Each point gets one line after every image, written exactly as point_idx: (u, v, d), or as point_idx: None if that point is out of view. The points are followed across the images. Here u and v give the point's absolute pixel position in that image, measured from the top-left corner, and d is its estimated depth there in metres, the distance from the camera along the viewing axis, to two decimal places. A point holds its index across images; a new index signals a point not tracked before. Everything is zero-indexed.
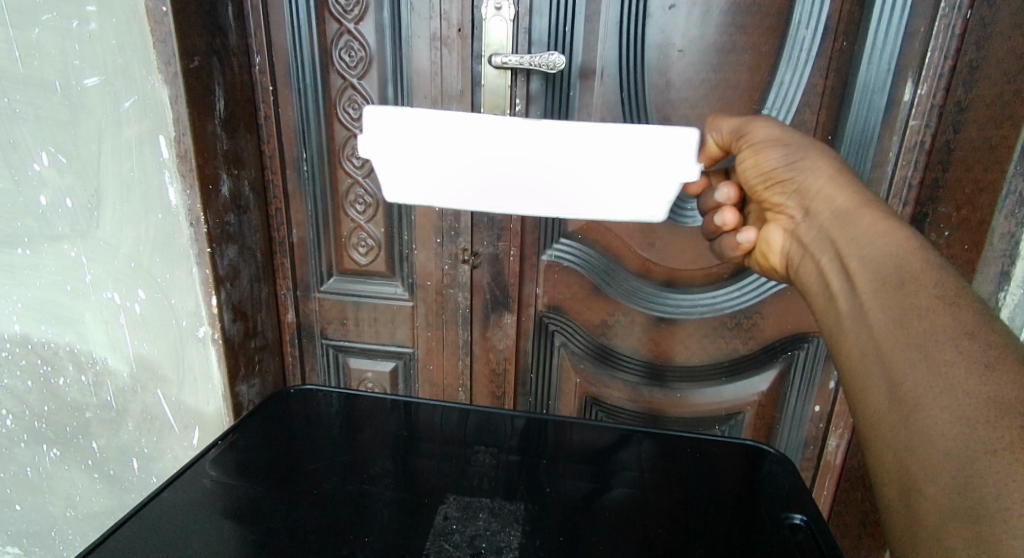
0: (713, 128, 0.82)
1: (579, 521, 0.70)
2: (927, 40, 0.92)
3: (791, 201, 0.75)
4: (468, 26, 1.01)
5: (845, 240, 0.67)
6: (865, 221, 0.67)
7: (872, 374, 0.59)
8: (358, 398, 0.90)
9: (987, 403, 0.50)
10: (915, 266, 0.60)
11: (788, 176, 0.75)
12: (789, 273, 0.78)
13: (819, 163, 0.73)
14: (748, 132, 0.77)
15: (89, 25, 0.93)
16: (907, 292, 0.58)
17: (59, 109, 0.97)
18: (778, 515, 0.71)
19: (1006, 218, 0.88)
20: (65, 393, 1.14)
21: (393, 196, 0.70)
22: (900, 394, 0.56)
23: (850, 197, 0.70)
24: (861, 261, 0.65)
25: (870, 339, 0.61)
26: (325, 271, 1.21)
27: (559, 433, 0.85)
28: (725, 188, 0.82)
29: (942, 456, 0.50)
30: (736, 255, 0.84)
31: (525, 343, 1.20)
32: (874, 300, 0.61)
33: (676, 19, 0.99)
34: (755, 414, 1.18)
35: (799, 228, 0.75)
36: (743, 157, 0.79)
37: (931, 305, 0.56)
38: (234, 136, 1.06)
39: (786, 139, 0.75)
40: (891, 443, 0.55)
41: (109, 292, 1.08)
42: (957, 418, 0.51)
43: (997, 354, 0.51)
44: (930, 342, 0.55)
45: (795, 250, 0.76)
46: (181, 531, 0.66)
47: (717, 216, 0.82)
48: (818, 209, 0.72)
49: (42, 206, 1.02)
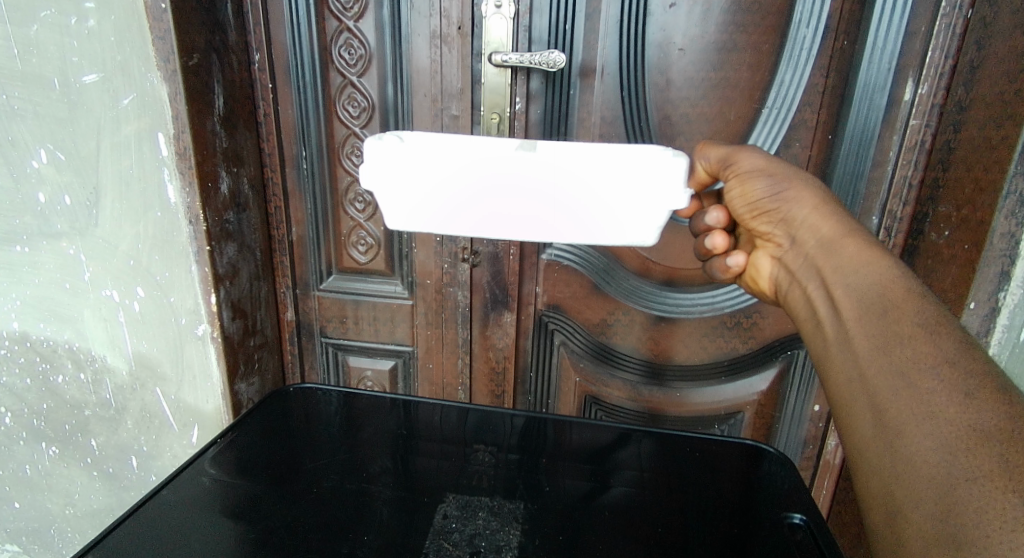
0: (701, 156, 0.80)
1: (579, 521, 0.69)
2: (927, 39, 0.92)
3: (778, 230, 0.75)
4: (468, 24, 1.01)
5: (830, 268, 0.68)
6: (850, 250, 0.67)
7: (856, 400, 0.60)
8: (358, 396, 0.90)
9: (967, 431, 0.50)
10: (898, 295, 0.61)
11: (773, 206, 0.74)
12: (778, 298, 0.78)
13: (803, 194, 0.72)
14: (735, 162, 0.75)
15: (88, 21, 0.93)
16: (890, 321, 0.59)
17: (57, 106, 0.97)
18: (778, 515, 0.71)
19: (1006, 218, 0.85)
20: (63, 391, 1.14)
21: (388, 212, 0.67)
22: (884, 420, 0.56)
23: (834, 226, 0.70)
24: (846, 289, 0.65)
25: (855, 368, 0.61)
26: (325, 269, 1.21)
27: (558, 431, 0.85)
28: (714, 212, 0.79)
29: (924, 483, 0.51)
30: (727, 277, 0.84)
31: (524, 341, 1.20)
32: (859, 328, 0.62)
33: (677, 18, 0.99)
34: (755, 413, 1.17)
35: (786, 256, 0.75)
36: (729, 186, 0.77)
37: (912, 334, 0.57)
38: (233, 134, 1.05)
39: (770, 168, 0.74)
40: (875, 468, 0.55)
41: (108, 290, 1.08)
42: (938, 445, 0.51)
43: (977, 383, 0.52)
44: (911, 370, 0.56)
45: (783, 277, 0.77)
46: (178, 531, 0.66)
47: (709, 239, 0.81)
48: (805, 239, 0.72)
49: (41, 204, 1.02)
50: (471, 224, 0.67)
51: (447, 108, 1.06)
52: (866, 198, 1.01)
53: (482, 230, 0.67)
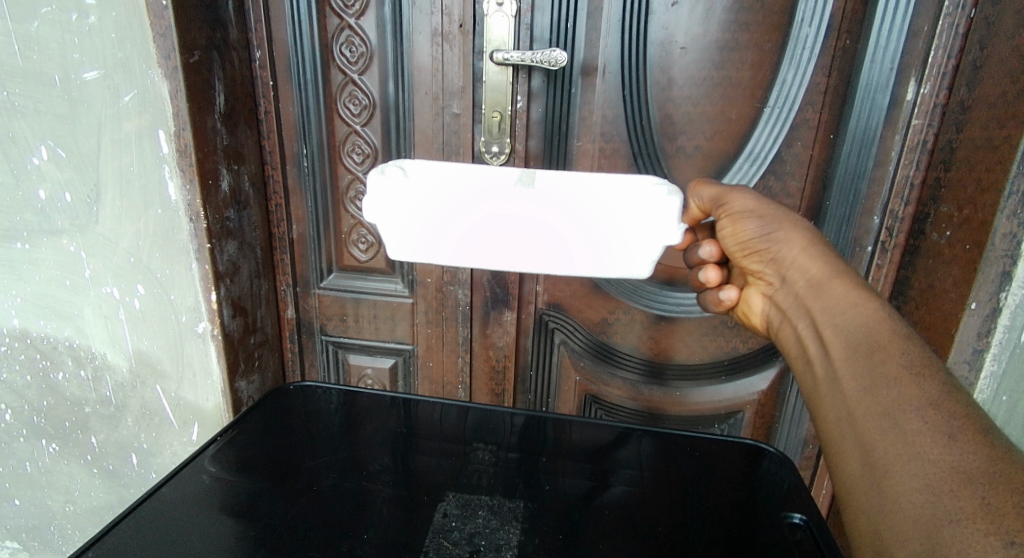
0: (694, 194, 0.80)
1: (578, 519, 0.70)
2: (929, 39, 0.92)
3: (768, 269, 0.76)
4: (470, 22, 1.01)
5: (820, 309, 0.69)
6: (839, 291, 0.68)
7: (845, 439, 0.60)
8: (358, 394, 0.90)
9: (951, 473, 0.51)
10: (884, 336, 0.62)
11: (763, 246, 0.75)
12: (769, 334, 0.80)
13: (793, 235, 0.73)
14: (726, 203, 0.77)
15: (89, 18, 0.93)
16: (876, 362, 0.60)
17: (58, 103, 0.98)
18: (778, 515, 0.71)
19: (1008, 219, 0.85)
20: (64, 388, 1.15)
21: (384, 229, 0.69)
22: (871, 458, 0.57)
23: (822, 267, 0.71)
24: (835, 329, 0.66)
25: (845, 408, 0.62)
26: (325, 267, 1.21)
27: (558, 430, 0.85)
28: (707, 246, 0.80)
29: (911, 522, 0.51)
30: (720, 311, 0.85)
31: (524, 340, 1.20)
32: (847, 368, 0.63)
33: (679, 16, 0.98)
34: (755, 413, 1.17)
35: (777, 294, 0.76)
36: (721, 225, 0.78)
37: (899, 376, 0.58)
38: (234, 131, 1.05)
39: (762, 210, 0.75)
40: (865, 507, 0.56)
41: (108, 287, 1.08)
42: (923, 486, 0.52)
43: (961, 425, 0.53)
44: (897, 411, 0.56)
45: (774, 314, 0.78)
46: (177, 527, 0.66)
47: (701, 272, 0.83)
48: (794, 279, 0.73)
49: (41, 201, 1.03)
50: (465, 231, 0.68)
51: (448, 106, 1.06)
52: (867, 198, 1.01)
53: (476, 238, 0.68)
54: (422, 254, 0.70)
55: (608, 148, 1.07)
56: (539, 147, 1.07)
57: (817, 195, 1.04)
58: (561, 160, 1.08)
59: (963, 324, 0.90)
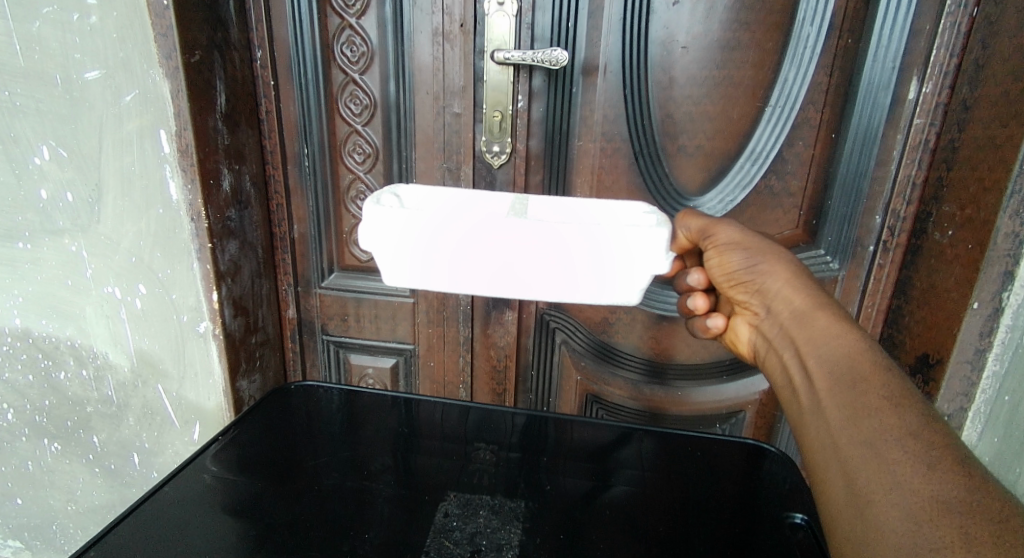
0: (682, 224, 0.81)
1: (579, 520, 0.70)
2: (932, 38, 0.91)
3: (753, 299, 0.77)
4: (471, 22, 1.01)
5: (804, 339, 0.70)
6: (821, 322, 0.69)
7: (829, 467, 0.60)
8: (358, 394, 0.89)
9: (931, 503, 0.51)
10: (865, 367, 0.62)
11: (748, 278, 0.77)
12: (757, 363, 0.79)
13: (777, 267, 0.74)
14: (713, 233, 0.78)
15: (89, 18, 0.93)
16: (858, 393, 0.60)
17: (59, 103, 0.98)
18: (779, 515, 0.71)
19: (1010, 218, 0.85)
20: (65, 387, 1.15)
21: (377, 250, 0.70)
22: (854, 487, 0.56)
23: (806, 298, 0.72)
24: (818, 360, 0.66)
25: (828, 436, 0.61)
26: (327, 267, 1.21)
27: (559, 429, 0.84)
28: (694, 274, 0.83)
29: (892, 550, 0.51)
30: (708, 337, 0.86)
31: (525, 339, 1.20)
32: (829, 397, 0.63)
33: (680, 15, 0.98)
34: (756, 413, 1.17)
35: (763, 323, 0.77)
36: (708, 256, 0.80)
37: (879, 407, 0.58)
38: (235, 130, 1.05)
39: (746, 242, 0.77)
40: (848, 535, 0.55)
41: (110, 287, 1.08)
42: (903, 514, 0.52)
43: (939, 455, 0.53)
44: (877, 440, 0.57)
45: (760, 343, 0.78)
46: (176, 526, 0.66)
47: (689, 300, 0.85)
48: (778, 310, 0.74)
49: (42, 200, 1.04)
50: (461, 235, 0.68)
51: (449, 106, 1.06)
52: (869, 198, 1.00)
53: (472, 241, 0.68)
54: (419, 264, 0.70)
55: (609, 147, 1.06)
56: (540, 146, 1.07)
57: (818, 195, 1.04)
58: (562, 159, 1.08)
59: (964, 323, 0.90)
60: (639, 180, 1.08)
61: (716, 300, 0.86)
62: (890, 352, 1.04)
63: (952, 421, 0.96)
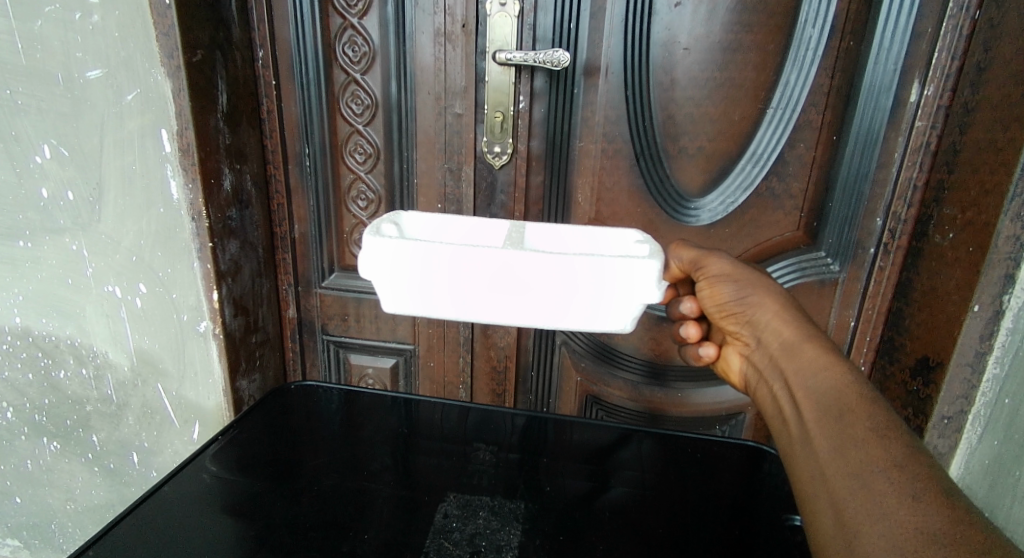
0: (675, 255, 0.82)
1: (578, 520, 0.69)
2: (934, 40, 0.91)
3: (744, 331, 0.77)
4: (473, 22, 1.01)
5: (793, 370, 0.69)
6: (809, 353, 0.69)
7: (818, 498, 0.59)
8: (358, 394, 0.89)
9: (915, 534, 0.51)
10: (852, 399, 0.62)
11: (739, 309, 0.76)
12: (748, 394, 0.79)
13: (766, 299, 0.75)
14: (704, 265, 0.78)
15: (91, 17, 0.93)
16: (845, 425, 0.60)
17: (60, 102, 0.98)
18: (780, 517, 0.71)
19: (1011, 221, 0.85)
20: (65, 386, 1.16)
21: (376, 274, 0.69)
22: (841, 517, 0.56)
23: (795, 330, 0.72)
24: (806, 391, 0.66)
25: (817, 467, 0.61)
26: (327, 267, 1.21)
27: (559, 431, 0.84)
28: (686, 303, 0.82)
29: None
30: (700, 364, 0.86)
31: (525, 341, 1.20)
32: (817, 428, 0.63)
33: (682, 17, 0.98)
34: (756, 415, 1.17)
35: (753, 354, 0.77)
36: (699, 287, 0.79)
37: (866, 438, 0.58)
38: (236, 130, 1.05)
39: (737, 274, 0.76)
40: None
41: (111, 286, 1.08)
42: (890, 547, 0.51)
43: (923, 486, 0.53)
44: (865, 472, 0.56)
45: (751, 374, 0.78)
46: (173, 526, 0.66)
47: (682, 328, 0.84)
48: (769, 342, 0.74)
49: (43, 198, 1.04)
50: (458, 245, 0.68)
51: (450, 106, 1.06)
52: (869, 200, 1.01)
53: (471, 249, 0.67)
54: (419, 274, 0.68)
55: (610, 148, 1.06)
56: (541, 147, 1.07)
57: (819, 197, 1.04)
58: (563, 159, 1.08)
59: (965, 327, 0.90)
60: (639, 181, 1.08)
61: (709, 327, 0.85)
62: (890, 355, 1.04)
63: (953, 423, 0.95)
